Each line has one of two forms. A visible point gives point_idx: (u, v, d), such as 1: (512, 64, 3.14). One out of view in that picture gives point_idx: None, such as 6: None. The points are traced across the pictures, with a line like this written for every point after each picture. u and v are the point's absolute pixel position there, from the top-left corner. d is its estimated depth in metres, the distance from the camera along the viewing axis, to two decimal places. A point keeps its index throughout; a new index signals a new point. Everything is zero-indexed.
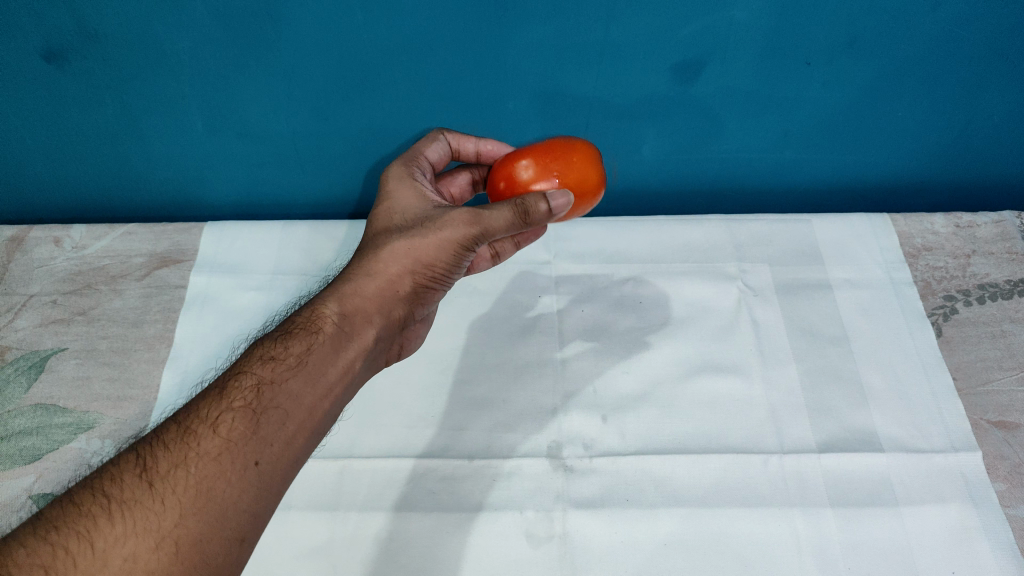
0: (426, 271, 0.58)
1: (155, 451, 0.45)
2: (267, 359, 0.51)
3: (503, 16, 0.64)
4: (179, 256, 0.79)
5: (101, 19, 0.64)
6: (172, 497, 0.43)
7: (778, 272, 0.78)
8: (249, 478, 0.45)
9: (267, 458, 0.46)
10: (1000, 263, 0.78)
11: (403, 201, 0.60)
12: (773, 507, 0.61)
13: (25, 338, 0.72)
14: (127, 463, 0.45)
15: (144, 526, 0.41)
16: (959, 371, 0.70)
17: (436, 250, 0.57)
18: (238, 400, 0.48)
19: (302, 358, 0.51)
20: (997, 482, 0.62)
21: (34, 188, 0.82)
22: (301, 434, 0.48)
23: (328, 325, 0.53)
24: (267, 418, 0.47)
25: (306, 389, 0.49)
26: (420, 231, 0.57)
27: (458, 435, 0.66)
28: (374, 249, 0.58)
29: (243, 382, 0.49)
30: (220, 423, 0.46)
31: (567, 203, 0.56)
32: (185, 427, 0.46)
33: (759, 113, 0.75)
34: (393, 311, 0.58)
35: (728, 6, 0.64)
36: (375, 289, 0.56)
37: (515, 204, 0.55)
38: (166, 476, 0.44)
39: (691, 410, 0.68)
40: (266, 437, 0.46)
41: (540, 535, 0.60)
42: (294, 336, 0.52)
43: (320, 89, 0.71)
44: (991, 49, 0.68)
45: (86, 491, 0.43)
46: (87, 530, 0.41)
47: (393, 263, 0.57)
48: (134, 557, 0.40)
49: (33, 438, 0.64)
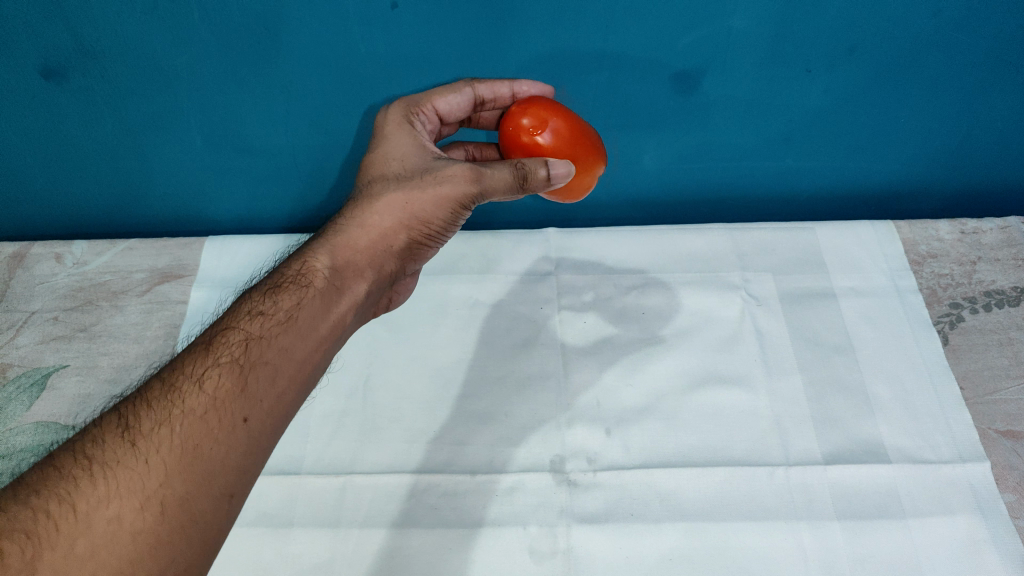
0: (420, 225, 0.58)
1: (138, 410, 0.44)
2: (256, 314, 0.51)
3: (501, 29, 0.64)
4: (180, 270, 0.79)
5: (99, 37, 0.64)
6: (156, 456, 0.42)
7: (782, 281, 0.78)
8: (237, 434, 0.45)
9: (255, 414, 0.46)
10: (1006, 269, 0.77)
11: (399, 151, 0.60)
12: (779, 521, 0.61)
13: (26, 355, 0.72)
14: (109, 425, 0.44)
15: (128, 487, 0.40)
16: (966, 380, 0.69)
17: (431, 202, 0.57)
18: (225, 356, 0.48)
19: (292, 313, 0.51)
20: (1006, 493, 0.62)
21: (35, 204, 0.82)
22: (290, 387, 0.49)
23: (320, 278, 0.53)
24: (256, 373, 0.47)
25: (296, 343, 0.50)
26: (417, 185, 0.58)
27: (460, 449, 0.65)
28: (368, 200, 0.58)
29: (231, 338, 0.49)
30: (205, 380, 0.46)
31: (565, 177, 0.58)
32: (170, 386, 0.46)
33: (760, 120, 0.74)
34: (385, 266, 0.58)
35: (728, 15, 0.63)
36: (368, 242, 0.57)
37: (514, 165, 0.57)
38: (150, 434, 0.43)
39: (695, 423, 0.67)
40: (254, 394, 0.46)
41: (544, 551, 0.59)
42: (284, 290, 0.52)
43: (320, 103, 0.71)
44: (995, 54, 0.67)
45: (67, 454, 0.42)
46: (69, 493, 0.40)
47: (388, 216, 0.57)
48: (119, 518, 0.40)
49: (35, 455, 0.64)
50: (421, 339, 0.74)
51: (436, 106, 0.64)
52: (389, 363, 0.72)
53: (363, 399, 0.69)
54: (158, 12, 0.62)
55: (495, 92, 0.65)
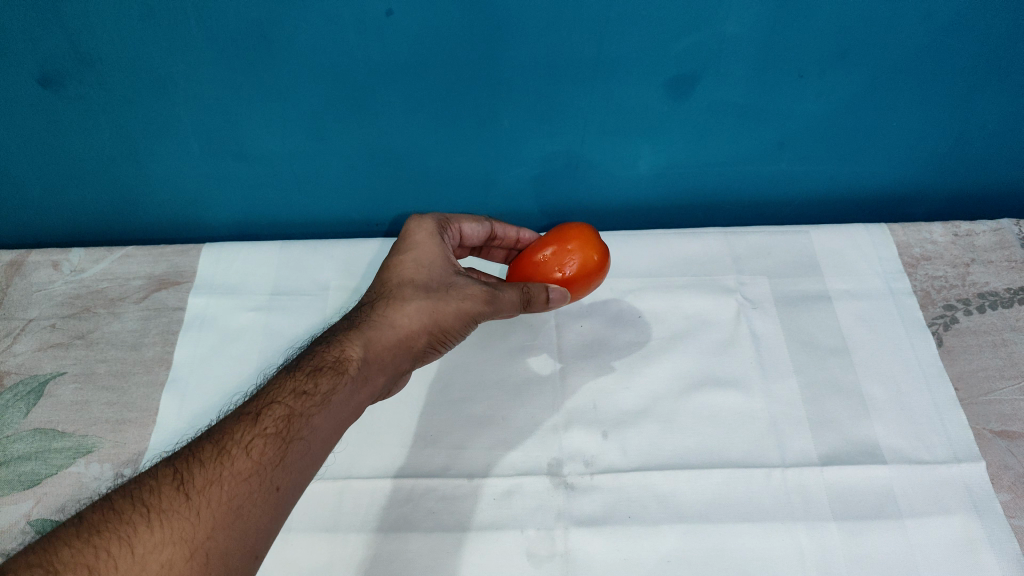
0: (438, 330, 0.61)
1: (192, 466, 0.49)
2: (298, 393, 0.54)
3: (497, 35, 0.64)
4: (178, 278, 0.79)
5: (97, 45, 0.65)
6: (206, 510, 0.47)
7: (777, 284, 0.78)
8: (272, 501, 0.49)
9: (287, 485, 0.50)
10: (999, 271, 0.78)
11: (426, 257, 0.64)
12: (777, 522, 0.61)
13: (23, 363, 0.72)
14: (165, 476, 0.49)
15: (180, 535, 0.45)
16: (960, 381, 0.69)
17: (451, 313, 0.61)
18: (269, 427, 0.51)
19: (328, 398, 0.54)
20: (1002, 492, 0.62)
21: (33, 212, 0.82)
22: (317, 463, 0.52)
23: (353, 368, 0.56)
24: (294, 449, 0.51)
25: (326, 430, 0.53)
26: (442, 296, 0.62)
27: (458, 454, 0.65)
28: (399, 301, 0.61)
29: (275, 411, 0.52)
30: (252, 446, 0.50)
31: (563, 298, 0.64)
32: (221, 446, 0.50)
33: (754, 124, 0.75)
34: (402, 365, 0.60)
35: (721, 20, 0.64)
36: (394, 340, 0.59)
37: (521, 288, 0.63)
38: (201, 489, 0.47)
39: (691, 425, 0.67)
40: (291, 468, 0.50)
41: (542, 554, 0.60)
42: (323, 374, 0.55)
43: (318, 111, 0.72)
44: (984, 58, 0.68)
45: (125, 500, 0.47)
46: (128, 536, 0.45)
47: (415, 320, 0.60)
48: (169, 564, 0.44)
49: (32, 462, 0.64)
50: None
51: (459, 227, 0.69)
52: None
53: None
54: (156, 21, 0.63)
55: (506, 233, 0.73)
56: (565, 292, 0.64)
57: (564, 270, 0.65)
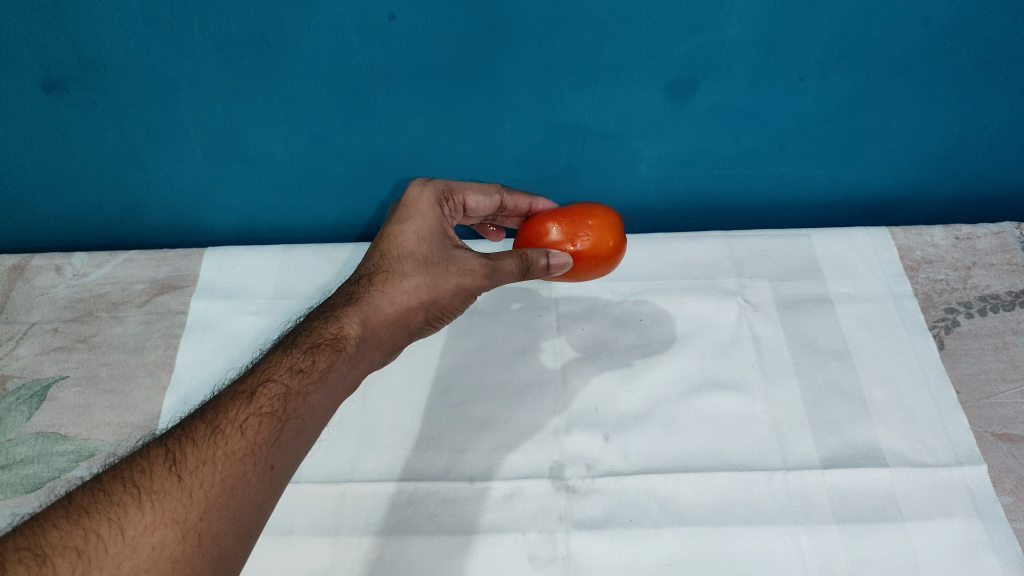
0: (436, 308, 0.63)
1: (184, 447, 0.49)
2: (294, 370, 0.54)
3: (499, 39, 0.65)
4: (180, 281, 0.79)
5: (100, 50, 0.65)
6: (199, 492, 0.46)
7: (777, 288, 0.78)
8: (266, 481, 0.49)
9: (281, 463, 0.50)
10: (1001, 274, 0.78)
11: (425, 230, 0.64)
12: (778, 525, 0.61)
13: (26, 366, 0.72)
14: (156, 457, 0.48)
15: (172, 517, 0.45)
16: (962, 384, 0.69)
17: (450, 290, 0.62)
18: (265, 405, 0.52)
19: (326, 373, 0.55)
20: (1003, 495, 0.62)
21: (35, 216, 0.83)
22: (312, 439, 0.53)
23: (351, 345, 0.57)
24: (290, 427, 0.51)
25: (324, 403, 0.54)
26: (441, 273, 0.62)
27: (460, 457, 0.66)
28: (398, 275, 0.62)
29: (270, 388, 0.53)
30: (247, 426, 0.50)
31: (564, 266, 0.64)
32: (214, 427, 0.50)
33: (754, 127, 0.75)
34: (399, 339, 0.62)
35: (721, 24, 0.64)
36: (393, 316, 0.61)
37: (521, 256, 0.63)
38: (195, 470, 0.47)
39: (693, 428, 0.67)
40: (285, 446, 0.51)
41: (544, 557, 0.60)
42: (321, 351, 0.56)
43: (319, 115, 0.72)
44: (984, 61, 0.68)
45: (116, 482, 0.47)
46: (118, 518, 0.45)
47: (415, 296, 0.61)
48: (161, 546, 0.44)
49: (34, 465, 0.65)
50: (419, 347, 0.74)
51: (463, 199, 0.69)
52: (386, 372, 0.72)
53: (362, 408, 0.69)
54: (158, 26, 0.63)
55: (515, 204, 0.71)
56: (570, 259, 0.64)
57: (576, 243, 0.65)
